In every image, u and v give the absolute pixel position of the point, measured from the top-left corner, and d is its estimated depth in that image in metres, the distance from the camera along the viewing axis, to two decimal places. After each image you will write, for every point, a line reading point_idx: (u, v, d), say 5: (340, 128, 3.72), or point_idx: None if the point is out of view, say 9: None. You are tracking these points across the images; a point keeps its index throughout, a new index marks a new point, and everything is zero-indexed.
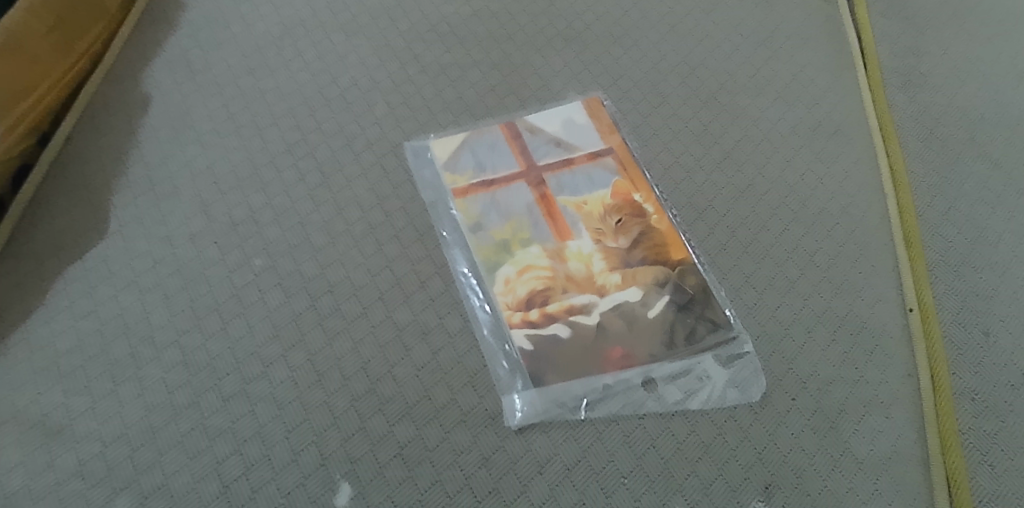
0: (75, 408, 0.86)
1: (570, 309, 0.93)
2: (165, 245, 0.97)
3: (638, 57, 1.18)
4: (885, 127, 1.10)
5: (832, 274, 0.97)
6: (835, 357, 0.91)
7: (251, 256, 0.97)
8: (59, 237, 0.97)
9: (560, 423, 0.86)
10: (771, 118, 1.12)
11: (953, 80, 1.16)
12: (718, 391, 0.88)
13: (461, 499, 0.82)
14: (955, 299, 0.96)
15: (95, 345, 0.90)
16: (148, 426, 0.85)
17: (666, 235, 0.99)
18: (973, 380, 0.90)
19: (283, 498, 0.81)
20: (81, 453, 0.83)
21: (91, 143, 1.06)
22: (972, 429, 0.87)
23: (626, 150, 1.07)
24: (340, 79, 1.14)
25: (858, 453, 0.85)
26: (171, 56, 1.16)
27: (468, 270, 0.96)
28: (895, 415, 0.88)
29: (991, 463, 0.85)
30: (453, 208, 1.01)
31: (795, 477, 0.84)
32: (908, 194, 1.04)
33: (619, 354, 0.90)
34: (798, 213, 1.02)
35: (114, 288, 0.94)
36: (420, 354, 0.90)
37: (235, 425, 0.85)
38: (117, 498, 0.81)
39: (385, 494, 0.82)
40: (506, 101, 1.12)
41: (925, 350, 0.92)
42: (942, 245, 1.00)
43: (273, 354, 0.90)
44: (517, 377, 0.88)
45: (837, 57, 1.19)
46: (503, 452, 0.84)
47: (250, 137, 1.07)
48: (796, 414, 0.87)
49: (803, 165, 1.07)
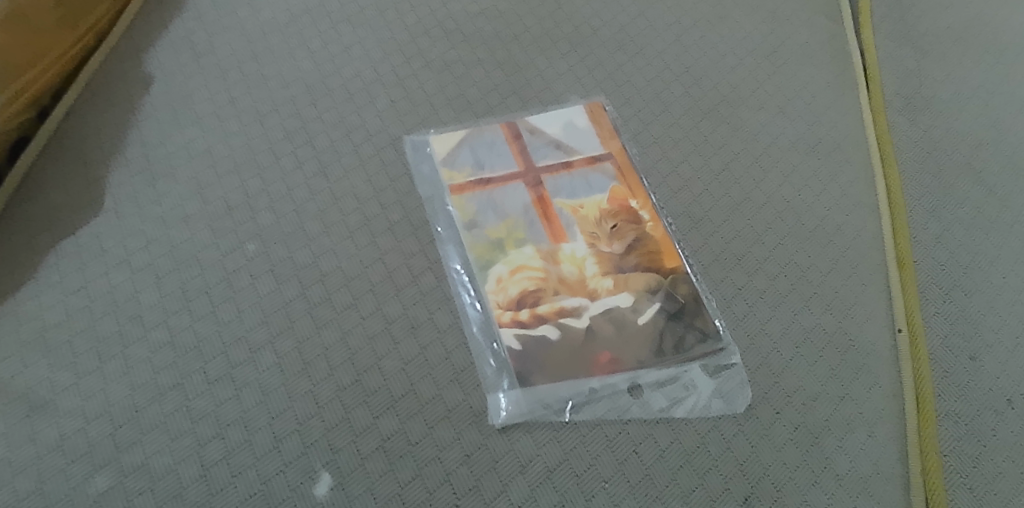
0: (59, 382, 0.86)
1: (561, 311, 0.93)
2: (159, 225, 0.97)
3: (642, 64, 1.18)
4: (885, 147, 1.10)
5: (824, 290, 0.97)
6: (822, 373, 0.91)
7: (244, 241, 0.97)
8: (53, 212, 0.97)
9: (545, 424, 0.86)
10: (772, 132, 1.12)
11: (954, 104, 1.16)
12: (703, 401, 0.88)
13: (440, 495, 0.81)
14: (945, 322, 0.96)
15: (83, 321, 0.90)
16: (131, 405, 0.85)
17: (660, 243, 0.99)
18: (958, 403, 0.90)
19: (263, 484, 0.81)
20: (63, 428, 0.83)
21: (91, 120, 1.06)
22: (953, 451, 0.87)
23: (625, 157, 1.07)
24: (344, 69, 1.14)
25: (840, 470, 0.85)
26: (176, 37, 1.16)
27: (460, 267, 0.96)
28: (879, 433, 0.88)
29: (971, 487, 0.85)
30: (449, 204, 1.01)
31: (775, 490, 0.83)
32: (903, 215, 1.04)
33: (607, 358, 0.90)
34: (793, 229, 1.02)
35: (106, 265, 0.94)
36: (408, 348, 0.90)
37: (219, 409, 0.85)
38: (96, 476, 0.81)
39: (365, 486, 0.81)
40: (508, 100, 1.12)
41: (913, 370, 0.91)
42: (935, 266, 1.00)
43: (260, 339, 0.89)
44: (503, 376, 0.88)
45: (840, 76, 1.19)
46: (485, 450, 0.84)
47: (250, 122, 1.07)
48: (780, 428, 0.87)
49: (800, 180, 1.07)
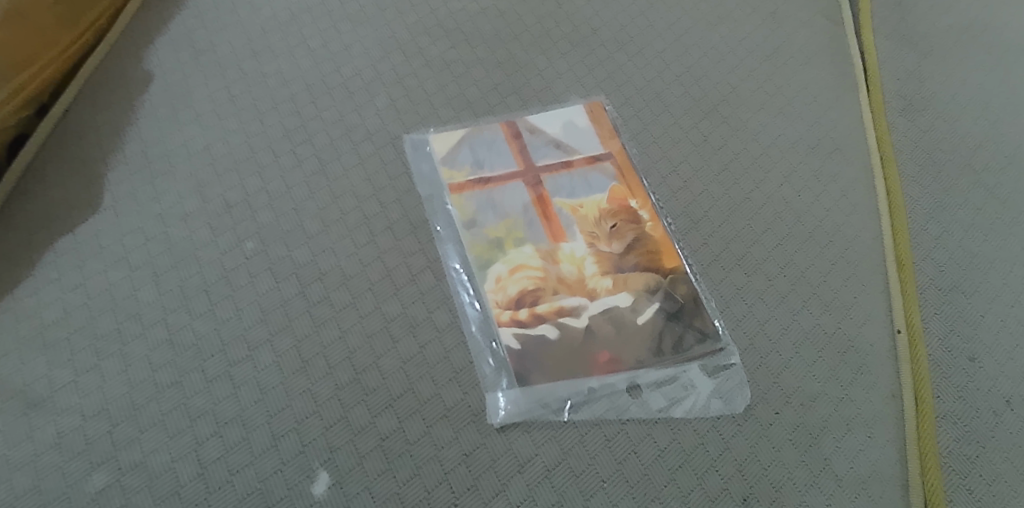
0: (57, 380, 0.86)
1: (560, 310, 0.93)
2: (158, 223, 0.97)
3: (642, 64, 1.18)
4: (885, 148, 1.10)
5: (823, 291, 0.97)
6: (821, 374, 0.91)
7: (243, 239, 0.96)
8: (52, 209, 0.97)
9: (543, 423, 0.86)
10: (772, 133, 1.12)
11: (954, 105, 1.16)
12: (702, 401, 0.88)
13: (438, 494, 0.81)
14: (945, 323, 0.95)
15: (82, 318, 0.90)
16: (130, 403, 0.85)
17: (660, 243, 0.99)
18: (956, 404, 0.90)
19: (261, 483, 0.81)
20: (61, 426, 0.83)
21: (90, 117, 1.05)
22: (952, 452, 0.87)
23: (625, 157, 1.07)
24: (344, 68, 1.14)
25: (839, 471, 0.85)
26: (176, 35, 1.16)
27: (459, 266, 0.96)
28: (877, 434, 0.88)
29: (969, 488, 0.85)
30: (449, 203, 1.01)
31: (774, 491, 0.83)
32: (903, 216, 1.03)
33: (606, 358, 0.90)
34: (792, 229, 1.02)
35: (105, 263, 0.94)
36: (406, 347, 0.90)
37: (217, 407, 0.85)
38: (94, 473, 0.81)
39: (363, 485, 0.81)
40: (508, 99, 1.12)
41: (912, 371, 0.91)
42: (934, 268, 1.00)
43: (259, 338, 0.89)
44: (502, 375, 0.88)
45: (840, 77, 1.19)
46: (484, 449, 0.84)
47: (250, 120, 1.07)
48: (779, 428, 0.87)
49: (799, 181, 1.07)
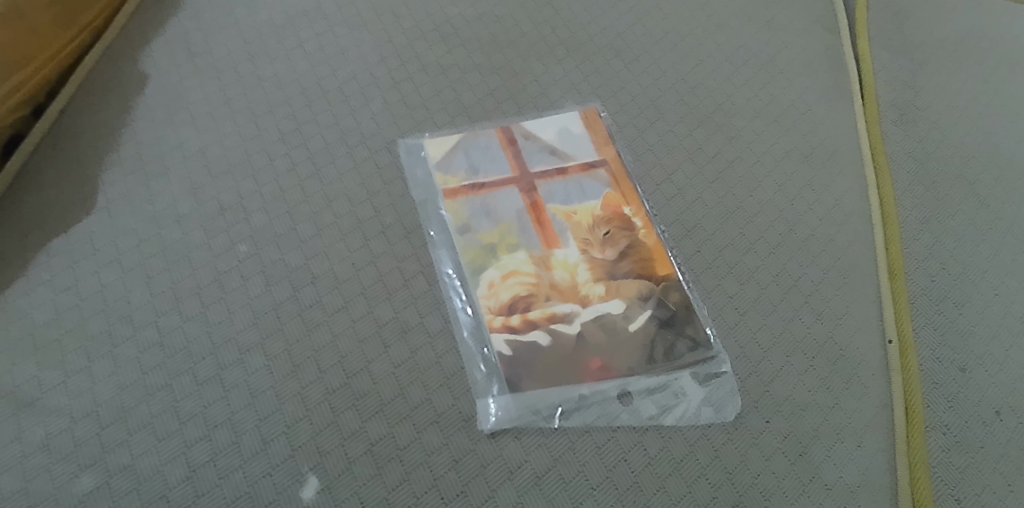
0: (48, 381, 0.86)
1: (552, 317, 0.93)
2: (151, 225, 0.97)
3: (638, 71, 1.18)
4: (878, 159, 1.10)
5: (815, 300, 0.97)
6: (811, 383, 0.91)
7: (236, 242, 0.96)
8: (46, 210, 0.97)
9: (533, 430, 0.86)
10: (766, 142, 1.12)
11: (948, 116, 1.17)
12: (693, 409, 0.88)
13: (428, 500, 0.81)
14: (936, 333, 0.96)
15: (72, 320, 0.90)
16: (119, 405, 0.85)
17: (653, 250, 0.99)
18: (947, 414, 0.90)
19: (249, 487, 0.81)
20: (50, 427, 0.83)
21: (85, 118, 1.05)
22: (942, 462, 0.87)
23: (619, 163, 1.07)
24: (340, 71, 1.14)
25: (828, 480, 0.85)
26: (172, 37, 1.16)
27: (452, 272, 0.96)
28: (868, 444, 0.88)
29: (959, 498, 0.85)
30: (442, 208, 1.01)
31: (763, 499, 0.83)
32: (895, 227, 1.04)
33: (597, 365, 0.90)
34: (785, 238, 1.02)
35: (97, 264, 0.94)
36: (398, 352, 0.90)
37: (206, 410, 0.85)
38: (81, 476, 0.80)
39: (351, 490, 0.81)
40: (504, 105, 1.12)
41: (903, 381, 0.92)
42: (926, 278, 1.00)
43: (250, 341, 0.89)
44: (493, 381, 0.88)
45: (836, 86, 1.19)
46: (474, 455, 0.84)
47: (245, 123, 1.07)
48: (769, 436, 0.87)
49: (793, 189, 1.07)
